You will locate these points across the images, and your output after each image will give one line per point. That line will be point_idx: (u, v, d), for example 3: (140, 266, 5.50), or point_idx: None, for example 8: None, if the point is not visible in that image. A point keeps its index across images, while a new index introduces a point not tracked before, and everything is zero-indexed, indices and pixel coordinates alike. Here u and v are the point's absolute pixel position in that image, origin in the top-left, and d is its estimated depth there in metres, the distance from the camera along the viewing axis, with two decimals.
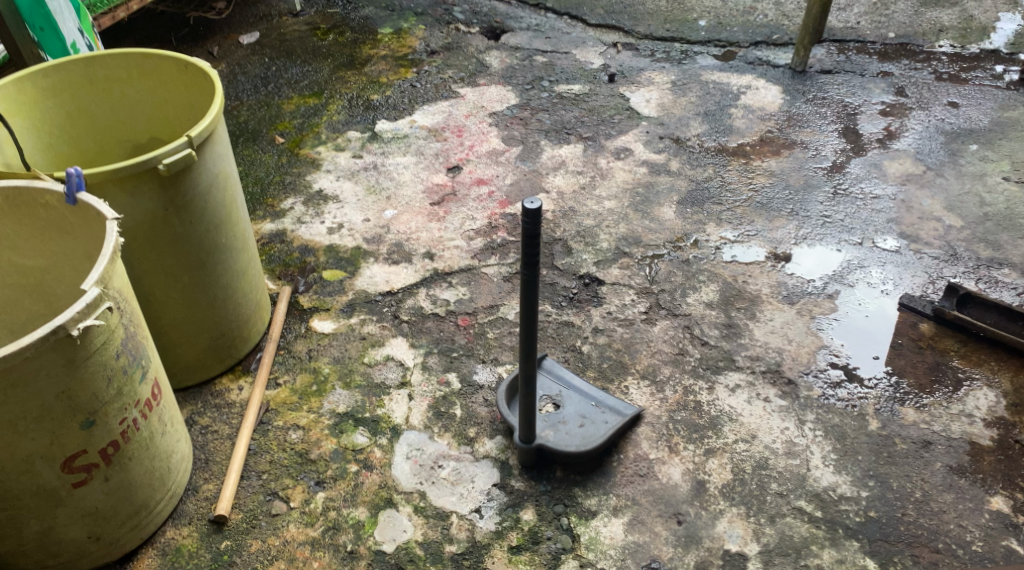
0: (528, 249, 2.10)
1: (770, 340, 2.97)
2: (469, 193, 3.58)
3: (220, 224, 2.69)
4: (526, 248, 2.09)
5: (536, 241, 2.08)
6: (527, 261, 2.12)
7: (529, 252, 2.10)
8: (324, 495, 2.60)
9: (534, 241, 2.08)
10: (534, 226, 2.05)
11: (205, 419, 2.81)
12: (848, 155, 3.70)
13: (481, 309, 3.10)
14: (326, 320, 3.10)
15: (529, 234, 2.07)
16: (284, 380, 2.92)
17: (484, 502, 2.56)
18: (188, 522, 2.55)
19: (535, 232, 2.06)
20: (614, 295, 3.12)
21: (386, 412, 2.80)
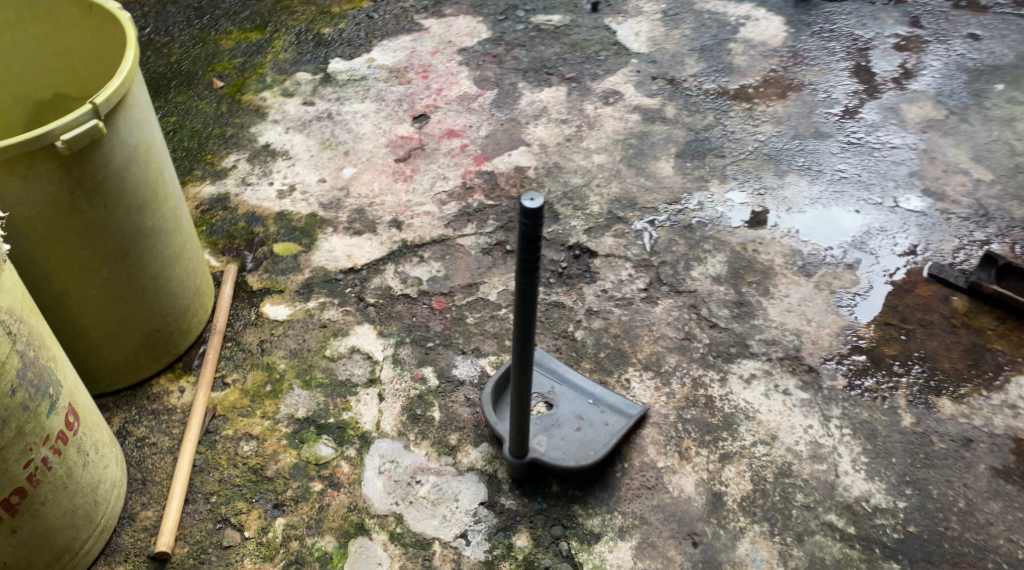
0: (524, 254, 1.70)
1: (787, 320, 2.63)
2: (438, 147, 3.15)
3: (144, 205, 2.25)
4: (523, 253, 1.70)
5: (535, 245, 1.67)
6: (522, 265, 1.73)
7: (525, 257, 1.70)
8: (285, 521, 2.25)
9: (530, 246, 1.68)
10: (533, 228, 1.64)
11: (141, 430, 2.43)
12: (861, 97, 3.31)
13: (458, 289, 2.70)
14: (280, 304, 2.69)
15: (526, 238, 1.66)
16: (233, 379, 2.53)
17: (470, 526, 2.23)
18: (124, 559, 2.19)
19: (534, 235, 1.66)
20: (609, 269, 2.74)
21: (353, 417, 2.43)
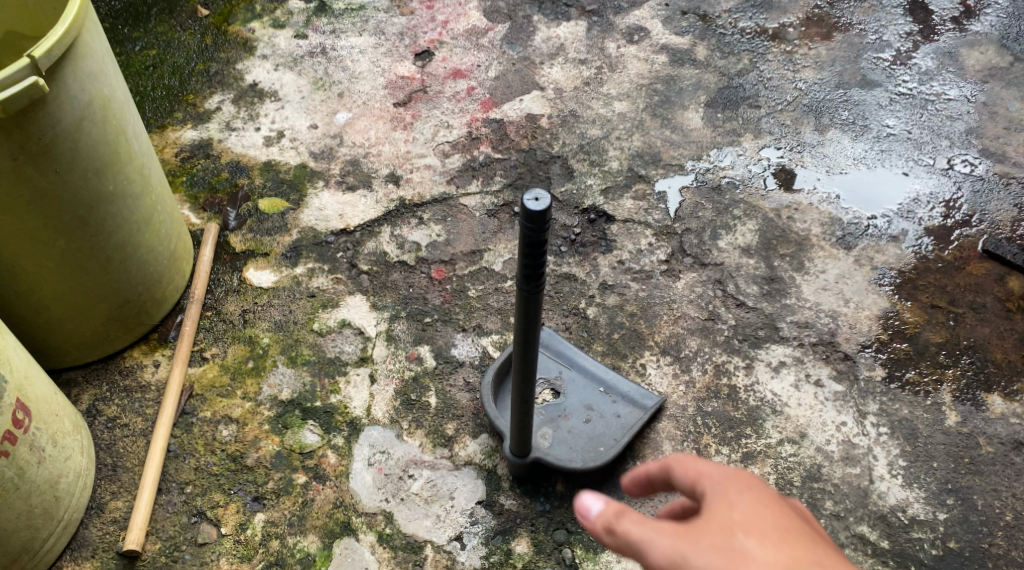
0: (529, 261, 1.49)
1: (822, 300, 2.37)
2: (442, 90, 2.86)
3: (104, 168, 2.01)
4: (527, 260, 1.49)
5: (540, 251, 1.46)
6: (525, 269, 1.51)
7: (529, 265, 1.49)
8: (265, 517, 2.07)
9: (535, 252, 1.47)
10: (538, 233, 1.43)
11: (112, 409, 2.23)
12: (915, 40, 2.97)
13: (460, 256, 2.46)
14: (266, 269, 2.46)
15: (529, 244, 1.45)
16: (212, 354, 2.32)
17: (466, 528, 2.04)
18: (91, 555, 2.02)
19: (540, 241, 1.44)
20: (626, 237, 2.48)
21: (341, 401, 2.22)
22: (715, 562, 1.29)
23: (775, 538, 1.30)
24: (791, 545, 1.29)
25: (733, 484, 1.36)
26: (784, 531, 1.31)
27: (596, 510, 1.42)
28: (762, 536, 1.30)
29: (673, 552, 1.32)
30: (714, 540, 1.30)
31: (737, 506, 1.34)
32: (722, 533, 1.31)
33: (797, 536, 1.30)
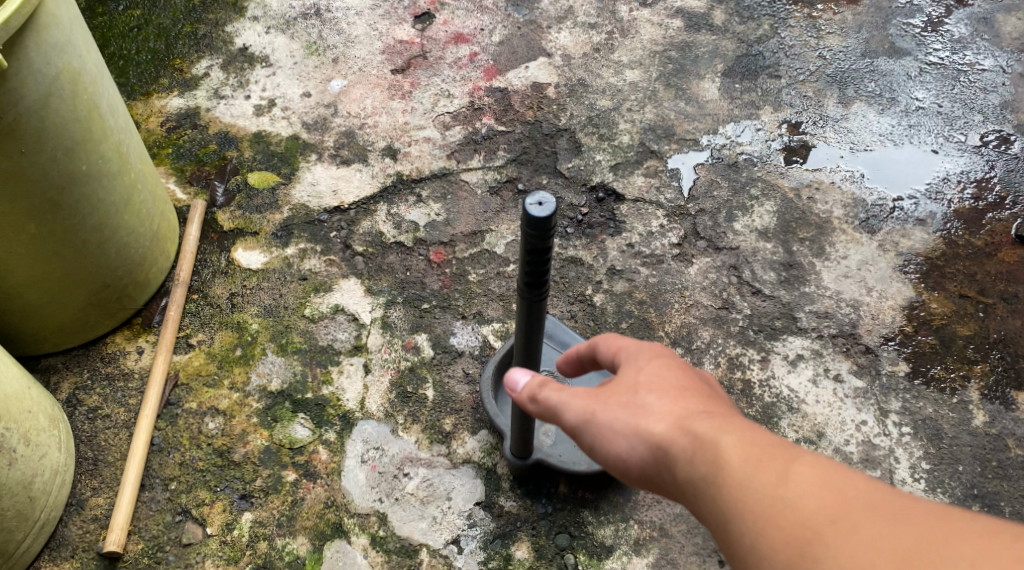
0: (532, 267, 1.45)
1: (843, 288, 2.24)
2: (443, 55, 2.69)
3: (75, 146, 1.88)
4: (529, 266, 1.45)
5: (544, 256, 1.43)
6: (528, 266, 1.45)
7: (532, 270, 1.45)
8: (252, 517, 1.97)
9: (538, 257, 1.43)
10: (541, 237, 1.40)
11: (93, 398, 2.12)
12: (947, 5, 2.79)
13: (461, 237, 2.32)
14: (254, 249, 2.32)
15: (531, 250, 1.42)
16: (198, 340, 2.20)
17: (463, 531, 1.94)
18: (70, 556, 1.93)
19: (542, 246, 1.41)
20: (636, 218, 2.34)
21: (334, 393, 2.11)
22: (620, 416, 1.39)
23: (674, 393, 1.40)
24: (688, 399, 1.39)
25: (645, 353, 1.46)
26: (684, 388, 1.41)
27: (521, 384, 1.50)
28: (663, 390, 1.40)
29: (583, 409, 1.42)
30: (619, 398, 1.41)
31: (644, 370, 1.43)
32: (628, 392, 1.41)
33: (694, 393, 1.41)
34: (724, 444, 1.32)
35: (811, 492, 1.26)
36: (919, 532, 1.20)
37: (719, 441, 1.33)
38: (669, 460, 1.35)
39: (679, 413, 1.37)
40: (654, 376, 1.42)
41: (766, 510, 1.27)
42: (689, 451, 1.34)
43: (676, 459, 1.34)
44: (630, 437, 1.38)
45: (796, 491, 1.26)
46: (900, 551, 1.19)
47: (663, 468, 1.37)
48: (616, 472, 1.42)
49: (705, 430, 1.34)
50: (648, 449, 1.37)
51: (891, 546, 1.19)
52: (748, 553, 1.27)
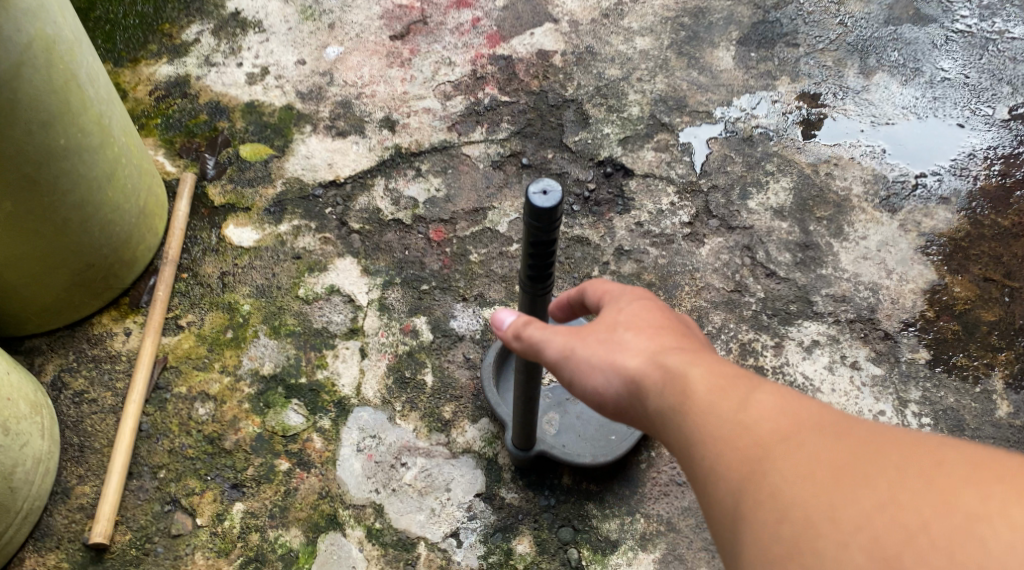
0: (536, 256, 1.43)
1: (862, 271, 2.13)
2: (445, 21, 2.57)
3: (52, 119, 1.78)
4: (534, 254, 1.43)
5: (549, 245, 1.42)
6: (530, 238, 1.41)
7: (536, 258, 1.44)
8: (244, 507, 1.90)
9: (543, 246, 1.42)
10: (545, 226, 1.38)
11: (79, 382, 2.03)
12: None
13: (461, 215, 2.22)
14: (246, 225, 2.22)
15: (536, 238, 1.40)
16: (188, 322, 2.11)
17: (463, 524, 1.87)
18: (55, 547, 1.86)
19: (547, 234, 1.40)
20: (645, 195, 2.24)
21: (328, 377, 2.02)
22: (596, 349, 1.38)
23: (653, 331, 1.38)
24: (665, 337, 1.37)
25: (630, 296, 1.45)
26: (663, 327, 1.39)
27: (508, 322, 1.48)
28: (643, 330, 1.38)
29: (562, 344, 1.41)
30: (597, 333, 1.39)
31: (625, 309, 1.42)
32: (607, 329, 1.40)
33: (672, 331, 1.39)
34: (692, 376, 1.29)
35: (767, 417, 1.22)
36: (860, 448, 1.15)
37: (689, 373, 1.30)
38: (642, 393, 1.33)
39: (656, 349, 1.35)
40: (637, 317, 1.40)
41: (722, 431, 1.24)
42: (660, 384, 1.31)
43: (647, 390, 1.32)
44: (607, 370, 1.36)
45: (752, 414, 1.23)
46: (842, 466, 1.14)
47: (636, 404, 1.34)
48: (594, 407, 1.40)
49: (677, 363, 1.32)
50: (621, 381, 1.35)
51: (841, 462, 1.14)
52: (704, 477, 1.24)
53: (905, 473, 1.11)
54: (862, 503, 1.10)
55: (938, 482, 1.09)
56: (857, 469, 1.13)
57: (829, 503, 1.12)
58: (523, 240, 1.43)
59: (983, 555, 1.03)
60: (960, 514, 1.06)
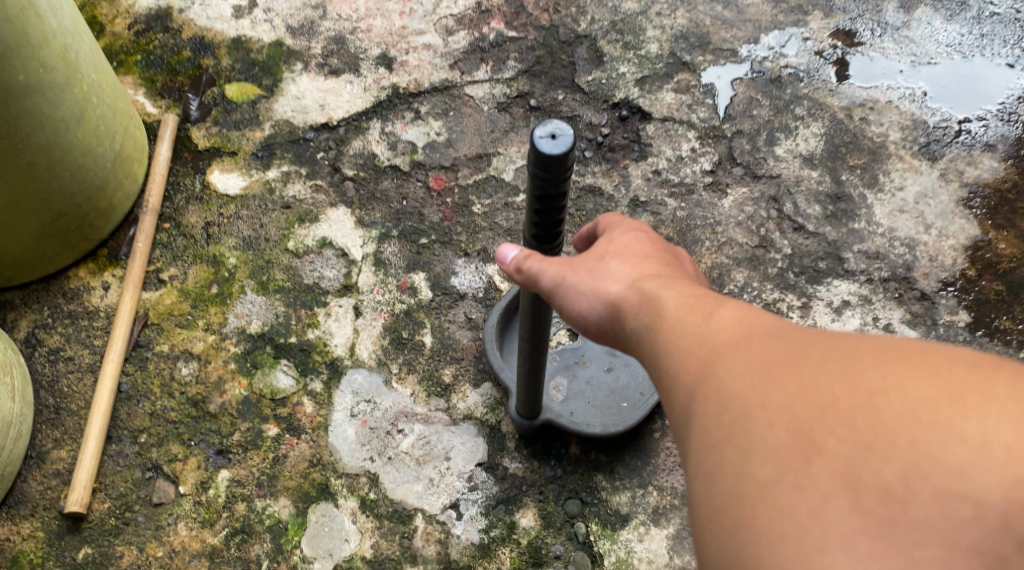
0: (544, 208, 1.28)
1: (898, 224, 1.96)
2: None
3: (9, 50, 1.62)
4: (540, 206, 1.28)
5: (558, 197, 1.26)
6: (536, 191, 1.26)
7: (543, 211, 1.28)
8: (229, 475, 1.77)
9: (551, 198, 1.26)
10: (553, 176, 1.23)
11: (54, 338, 1.90)
12: None
13: (464, 161, 2.06)
14: (232, 171, 2.07)
15: (543, 189, 1.25)
16: (170, 276, 1.96)
17: (463, 495, 1.74)
18: (30, 515, 1.74)
19: (555, 185, 1.24)
20: (664, 141, 2.07)
21: (320, 337, 1.89)
22: (579, 274, 1.27)
23: (642, 257, 1.27)
24: (654, 263, 1.26)
25: (627, 225, 1.34)
26: (653, 255, 1.28)
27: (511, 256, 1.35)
28: (631, 258, 1.27)
29: (554, 274, 1.28)
30: (585, 260, 1.28)
31: (616, 238, 1.31)
32: (594, 256, 1.29)
33: (660, 258, 1.28)
34: (665, 297, 1.19)
35: (725, 321, 1.14)
36: (793, 341, 1.08)
37: (661, 295, 1.19)
38: (621, 317, 1.22)
39: (639, 275, 1.24)
40: (627, 247, 1.29)
41: (679, 338, 1.15)
42: (638, 307, 1.21)
43: (626, 313, 1.22)
44: (591, 295, 1.25)
45: (706, 322, 1.14)
46: (763, 353, 1.08)
47: (618, 328, 1.23)
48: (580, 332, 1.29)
49: (655, 286, 1.21)
50: (603, 305, 1.24)
51: (771, 351, 1.08)
52: (657, 384, 1.16)
53: (821, 355, 1.05)
54: (784, 387, 1.04)
55: (848, 361, 1.04)
56: (778, 354, 1.07)
57: (751, 387, 1.06)
58: (528, 192, 1.28)
59: (883, 423, 0.99)
60: (862, 391, 1.01)
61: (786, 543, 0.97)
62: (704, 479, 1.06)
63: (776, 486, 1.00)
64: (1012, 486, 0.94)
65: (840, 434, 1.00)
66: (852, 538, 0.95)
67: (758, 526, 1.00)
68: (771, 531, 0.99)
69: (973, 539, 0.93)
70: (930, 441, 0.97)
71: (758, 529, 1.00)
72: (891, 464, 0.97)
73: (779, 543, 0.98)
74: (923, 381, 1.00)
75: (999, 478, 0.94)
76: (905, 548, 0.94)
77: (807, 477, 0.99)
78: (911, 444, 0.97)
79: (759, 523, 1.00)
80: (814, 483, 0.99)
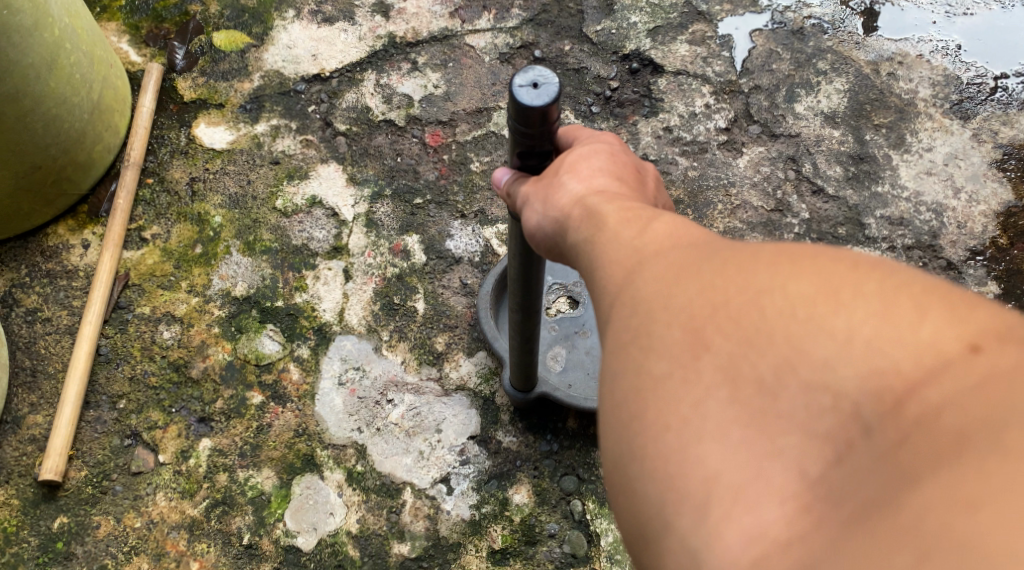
0: (526, 163, 1.17)
1: (925, 187, 1.83)
2: None
3: None
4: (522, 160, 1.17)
5: (540, 153, 1.15)
6: (519, 149, 1.15)
7: (525, 165, 1.18)
8: (211, 444, 1.69)
9: (532, 154, 1.15)
10: (532, 131, 1.11)
11: (31, 299, 1.82)
12: None
13: (463, 116, 1.94)
14: (219, 124, 1.97)
15: (523, 143, 1.14)
16: (153, 235, 1.87)
17: (454, 469, 1.65)
18: (4, 482, 1.67)
19: (535, 140, 1.13)
20: (676, 96, 1.94)
21: (308, 301, 1.79)
22: (536, 191, 1.13)
23: (602, 172, 1.09)
24: (613, 177, 1.08)
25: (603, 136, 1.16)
26: (618, 173, 1.10)
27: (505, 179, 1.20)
28: (584, 170, 1.09)
29: (527, 190, 1.15)
30: (545, 175, 1.14)
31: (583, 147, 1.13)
32: (554, 171, 1.13)
33: (619, 173, 1.09)
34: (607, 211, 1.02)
35: (656, 233, 0.96)
36: (718, 245, 0.91)
37: (602, 209, 1.02)
38: (565, 231, 1.07)
39: (588, 190, 1.07)
40: (583, 160, 1.11)
41: (610, 253, 0.98)
42: (581, 222, 1.04)
43: (569, 226, 1.06)
44: (541, 211, 1.11)
45: (641, 232, 0.98)
46: (669, 256, 0.93)
47: (563, 243, 1.08)
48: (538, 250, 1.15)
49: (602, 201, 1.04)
50: (550, 219, 1.09)
51: (689, 253, 0.91)
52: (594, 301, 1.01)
53: (730, 253, 0.89)
54: (686, 287, 0.88)
55: (755, 256, 0.87)
56: (692, 256, 0.91)
57: (654, 288, 0.91)
58: (510, 146, 1.17)
59: (769, 316, 0.82)
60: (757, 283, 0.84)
61: (663, 441, 0.83)
62: (606, 381, 0.92)
63: (659, 387, 0.85)
64: (880, 375, 0.76)
65: (724, 329, 0.84)
66: (724, 433, 0.81)
67: (640, 426, 0.85)
68: (651, 430, 0.85)
69: (841, 431, 0.77)
70: (803, 333, 0.80)
71: (641, 431, 0.85)
72: (768, 357, 0.81)
73: (656, 442, 0.84)
74: (818, 270, 0.82)
75: (869, 368, 0.77)
76: (774, 440, 0.79)
77: (692, 375, 0.84)
78: (794, 335, 0.80)
79: (641, 422, 0.85)
80: (697, 378, 0.84)
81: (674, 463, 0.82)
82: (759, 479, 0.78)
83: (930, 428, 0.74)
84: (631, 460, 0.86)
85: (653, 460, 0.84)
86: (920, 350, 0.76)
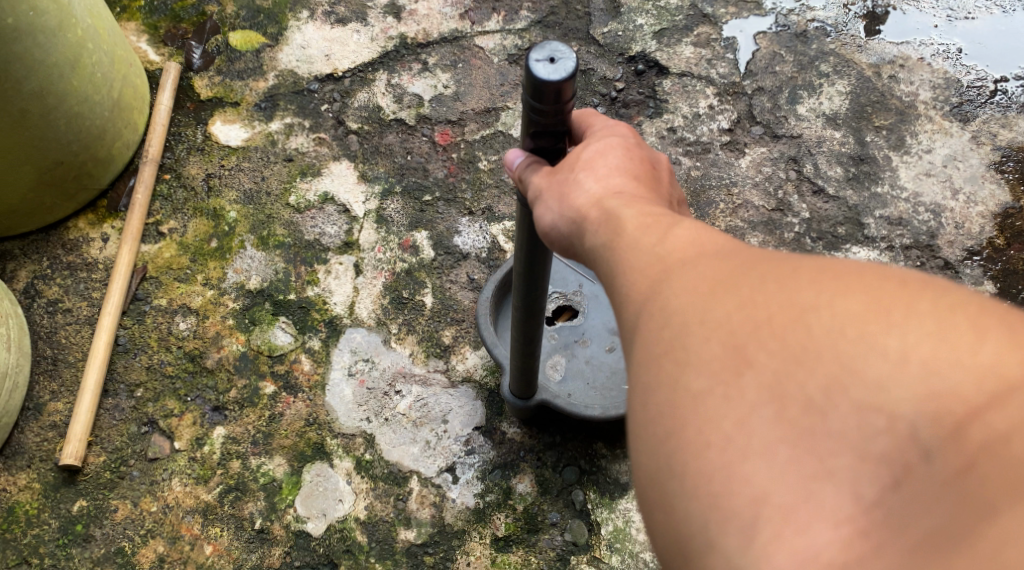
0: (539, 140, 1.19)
1: (924, 188, 1.86)
2: None
3: None
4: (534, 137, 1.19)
5: (552, 131, 1.17)
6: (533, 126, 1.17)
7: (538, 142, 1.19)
8: (225, 431, 1.74)
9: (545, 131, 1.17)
10: (545, 108, 1.13)
11: (52, 290, 1.88)
12: None
13: (471, 115, 1.99)
14: (234, 122, 2.02)
15: (537, 119, 1.15)
16: (170, 229, 1.93)
17: (460, 459, 1.70)
18: (26, 467, 1.73)
19: (549, 117, 1.14)
20: (680, 97, 1.98)
21: (320, 294, 1.85)
22: (552, 191, 1.14)
23: (621, 177, 1.11)
24: (632, 182, 1.11)
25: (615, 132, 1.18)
26: (635, 174, 1.12)
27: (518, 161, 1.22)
28: (601, 170, 1.13)
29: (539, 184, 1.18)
30: (561, 170, 1.16)
31: (600, 147, 1.15)
32: (569, 168, 1.16)
33: (635, 176, 1.12)
34: (625, 215, 1.04)
35: (678, 239, 0.98)
36: (746, 256, 0.93)
37: (621, 213, 1.04)
38: (582, 232, 1.09)
39: (605, 191, 1.10)
40: (599, 157, 1.14)
41: (632, 259, 0.99)
42: (598, 224, 1.06)
43: (586, 228, 1.08)
44: (555, 211, 1.13)
45: (661, 238, 0.99)
46: (697, 265, 0.93)
47: (579, 243, 1.10)
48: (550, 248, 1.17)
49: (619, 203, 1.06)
50: (567, 220, 1.12)
51: (717, 264, 0.92)
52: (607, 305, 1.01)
53: (765, 267, 0.90)
54: (720, 300, 0.89)
55: (791, 273, 0.88)
56: (722, 267, 0.92)
57: (686, 300, 0.91)
58: (524, 126, 1.19)
59: (818, 335, 0.83)
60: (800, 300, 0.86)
61: (707, 458, 0.83)
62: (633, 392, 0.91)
63: (700, 401, 0.85)
64: (938, 399, 0.79)
65: (769, 345, 0.85)
66: (772, 451, 0.81)
67: (676, 442, 0.85)
68: (692, 446, 0.84)
69: (898, 454, 0.79)
70: (858, 354, 0.82)
71: (679, 447, 0.85)
72: (817, 375, 0.82)
73: (699, 460, 0.83)
74: (865, 290, 0.84)
75: (926, 391, 0.80)
76: (827, 461, 0.80)
77: (732, 392, 0.84)
78: (844, 354, 0.82)
79: (680, 439, 0.85)
80: (740, 395, 0.84)
81: (720, 482, 0.82)
82: (810, 501, 0.79)
83: (996, 453, 0.79)
84: (667, 474, 0.85)
85: (694, 477, 0.84)
86: (981, 375, 0.80)
